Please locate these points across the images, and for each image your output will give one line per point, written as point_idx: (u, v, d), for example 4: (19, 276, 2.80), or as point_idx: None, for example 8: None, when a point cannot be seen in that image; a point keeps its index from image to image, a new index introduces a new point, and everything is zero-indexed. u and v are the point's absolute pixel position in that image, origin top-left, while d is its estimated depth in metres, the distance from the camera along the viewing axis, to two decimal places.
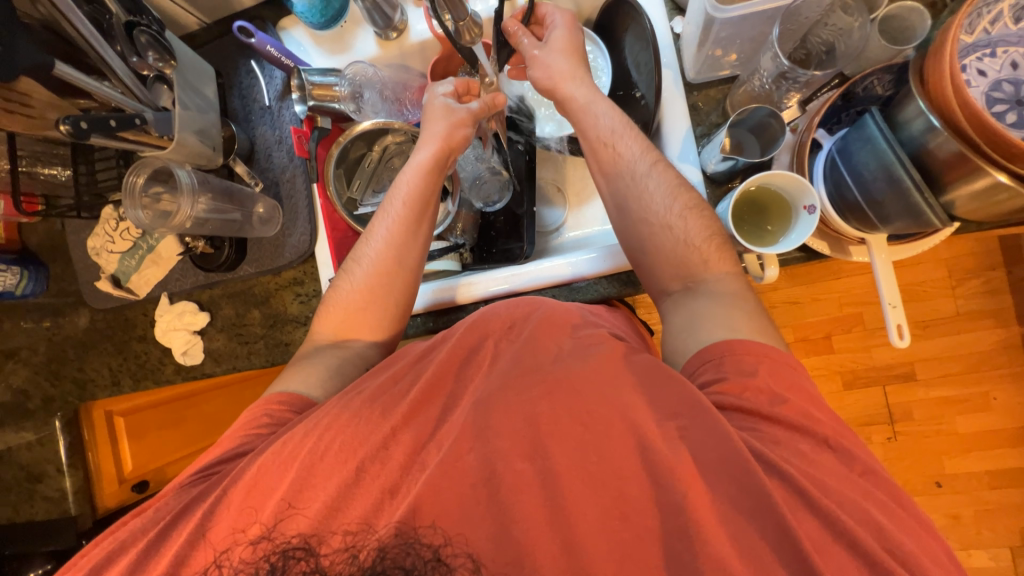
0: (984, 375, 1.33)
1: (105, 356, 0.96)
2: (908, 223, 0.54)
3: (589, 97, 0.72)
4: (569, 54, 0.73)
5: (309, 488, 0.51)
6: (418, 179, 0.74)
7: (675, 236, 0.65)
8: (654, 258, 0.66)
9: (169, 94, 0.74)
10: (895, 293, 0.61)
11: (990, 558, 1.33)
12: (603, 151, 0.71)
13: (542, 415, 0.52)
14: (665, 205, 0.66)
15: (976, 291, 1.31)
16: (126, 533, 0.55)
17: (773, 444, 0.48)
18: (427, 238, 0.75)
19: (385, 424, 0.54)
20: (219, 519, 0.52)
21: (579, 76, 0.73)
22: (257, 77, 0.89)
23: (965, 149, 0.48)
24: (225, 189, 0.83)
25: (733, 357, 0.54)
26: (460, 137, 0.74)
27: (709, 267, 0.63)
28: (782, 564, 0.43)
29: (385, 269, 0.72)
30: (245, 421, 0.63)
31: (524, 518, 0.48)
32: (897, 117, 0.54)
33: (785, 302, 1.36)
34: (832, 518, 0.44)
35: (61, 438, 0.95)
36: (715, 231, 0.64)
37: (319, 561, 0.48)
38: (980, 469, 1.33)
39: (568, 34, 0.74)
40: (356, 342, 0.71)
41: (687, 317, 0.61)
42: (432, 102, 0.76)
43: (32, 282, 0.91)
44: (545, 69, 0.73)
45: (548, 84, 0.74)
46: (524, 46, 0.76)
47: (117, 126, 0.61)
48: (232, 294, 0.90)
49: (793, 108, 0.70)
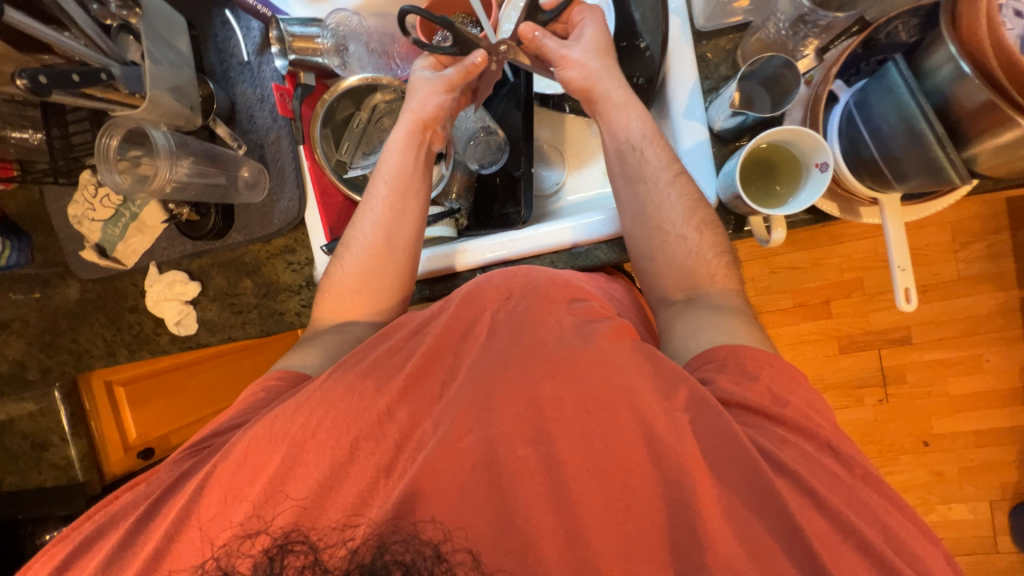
0: (980, 338, 1.33)
1: (98, 327, 0.95)
2: (925, 181, 0.51)
3: (626, 98, 0.70)
4: (602, 54, 0.70)
5: (303, 464, 0.51)
6: (400, 157, 0.74)
7: (688, 247, 0.66)
8: (662, 268, 0.67)
9: (137, 47, 0.68)
10: (904, 256, 0.58)
11: (970, 512, 1.39)
12: (629, 155, 0.69)
13: (546, 398, 0.52)
14: (682, 217, 0.66)
15: (979, 256, 1.29)
16: (121, 505, 0.56)
17: (782, 443, 0.49)
18: (419, 215, 0.74)
19: (380, 398, 0.54)
20: (207, 496, 0.52)
21: (616, 76, 0.70)
22: (233, 29, 0.82)
23: (995, 99, 0.44)
24: (207, 152, 0.80)
25: (736, 360, 0.55)
26: (433, 107, 0.72)
27: (714, 282, 0.64)
28: (781, 549, 0.44)
29: (375, 250, 0.71)
30: (243, 400, 0.62)
31: (526, 507, 0.48)
32: (924, 65, 0.50)
33: (785, 268, 1.34)
34: (818, 500, 0.46)
35: (63, 407, 0.96)
36: (725, 248, 0.65)
37: (319, 556, 0.46)
38: (969, 429, 1.37)
39: (601, 33, 0.70)
40: (355, 325, 0.71)
41: (689, 324, 0.62)
42: (413, 77, 0.75)
43: (16, 251, 0.88)
44: (582, 69, 0.69)
45: (582, 85, 0.70)
46: (551, 45, 0.69)
47: (80, 82, 0.57)
48: (222, 263, 0.88)
49: (810, 56, 0.66)
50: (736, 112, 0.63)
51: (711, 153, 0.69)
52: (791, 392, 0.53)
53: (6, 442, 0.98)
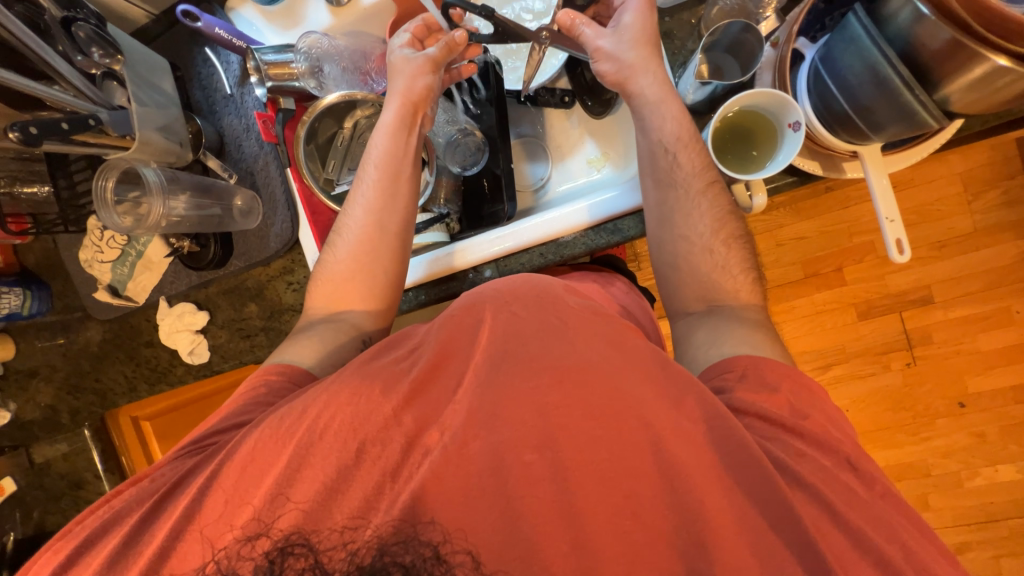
0: (1007, 289, 1.28)
1: (118, 364, 0.99)
2: (902, 127, 0.50)
3: (662, 95, 0.65)
4: (640, 45, 0.65)
5: (308, 467, 0.52)
6: (389, 140, 0.73)
7: (714, 261, 0.63)
8: (683, 278, 0.65)
9: (122, 91, 0.72)
10: (892, 207, 0.57)
11: (1016, 472, 1.32)
12: (662, 157, 0.64)
13: (553, 405, 0.52)
14: (711, 228, 0.63)
15: (993, 204, 1.25)
16: (125, 501, 0.58)
17: (800, 458, 0.49)
18: (408, 199, 0.74)
19: (387, 403, 0.53)
20: (207, 505, 0.53)
21: (652, 70, 0.65)
22: (214, 65, 0.86)
23: (958, 34, 0.43)
24: (200, 184, 0.83)
25: (757, 371, 0.55)
26: (420, 88, 0.73)
27: (737, 297, 0.63)
28: (786, 545, 0.45)
29: (366, 235, 0.73)
30: (245, 388, 0.65)
31: (533, 514, 0.48)
32: (881, 12, 0.50)
33: (791, 239, 1.32)
34: (820, 498, 0.47)
35: (93, 445, 1.01)
36: (750, 265, 0.64)
37: (318, 559, 0.48)
38: (1006, 385, 1.31)
39: (643, 22, 0.65)
40: (348, 313, 0.72)
41: (708, 333, 0.61)
42: (392, 58, 0.74)
43: (37, 301, 0.94)
44: (616, 63, 0.66)
45: (616, 79, 0.67)
46: (589, 39, 0.67)
47: (69, 129, 0.60)
48: (227, 290, 0.91)
49: (772, 18, 0.66)
50: (704, 82, 0.64)
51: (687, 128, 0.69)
52: (812, 407, 0.53)
53: (44, 482, 1.03)
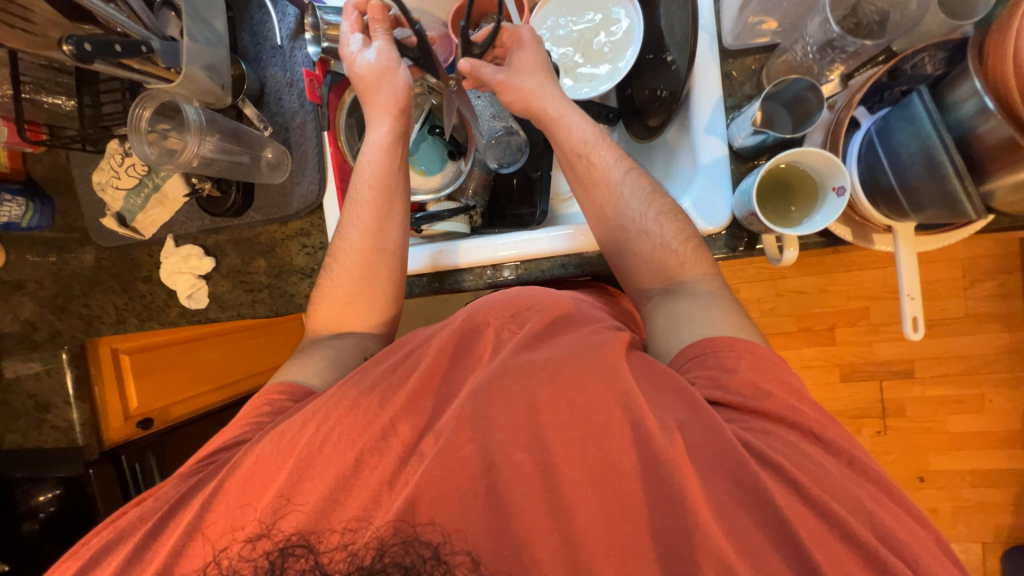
0: (982, 377, 1.33)
1: (110, 294, 0.96)
2: (942, 212, 0.51)
3: (562, 109, 0.73)
4: (534, 71, 0.75)
5: (308, 479, 0.51)
6: (381, 157, 0.74)
7: (652, 240, 0.67)
8: (632, 264, 0.68)
9: (176, 22, 0.71)
10: (915, 285, 0.59)
11: (962, 552, 1.38)
12: (578, 162, 0.72)
13: (542, 405, 0.52)
14: (641, 210, 0.68)
15: (987, 294, 1.29)
16: (128, 521, 0.56)
17: (764, 436, 0.50)
18: (403, 214, 0.75)
19: (383, 414, 0.54)
20: (215, 511, 0.53)
21: (550, 92, 0.74)
22: (268, 13, 0.84)
23: (1017, 134, 0.45)
24: (233, 131, 0.81)
25: (715, 354, 0.55)
26: (404, 93, 0.74)
27: (685, 268, 0.64)
28: (784, 561, 0.44)
29: (365, 255, 0.72)
30: (246, 411, 0.64)
31: (522, 510, 0.49)
32: (949, 98, 0.51)
33: (791, 291, 1.34)
34: (834, 517, 0.45)
35: (68, 370, 0.96)
36: (690, 234, 0.66)
37: (318, 559, 0.49)
38: (965, 468, 1.36)
39: (532, 53, 0.75)
40: (352, 334, 0.72)
41: (669, 317, 0.62)
42: (357, 71, 0.73)
43: (37, 215, 0.91)
44: (517, 90, 0.74)
45: (523, 105, 0.75)
46: (485, 72, 0.74)
47: (121, 52, 0.58)
48: (237, 241, 0.89)
49: (833, 82, 0.67)
50: (758, 130, 0.64)
51: (727, 169, 0.69)
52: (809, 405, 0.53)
53: (10, 400, 0.98)
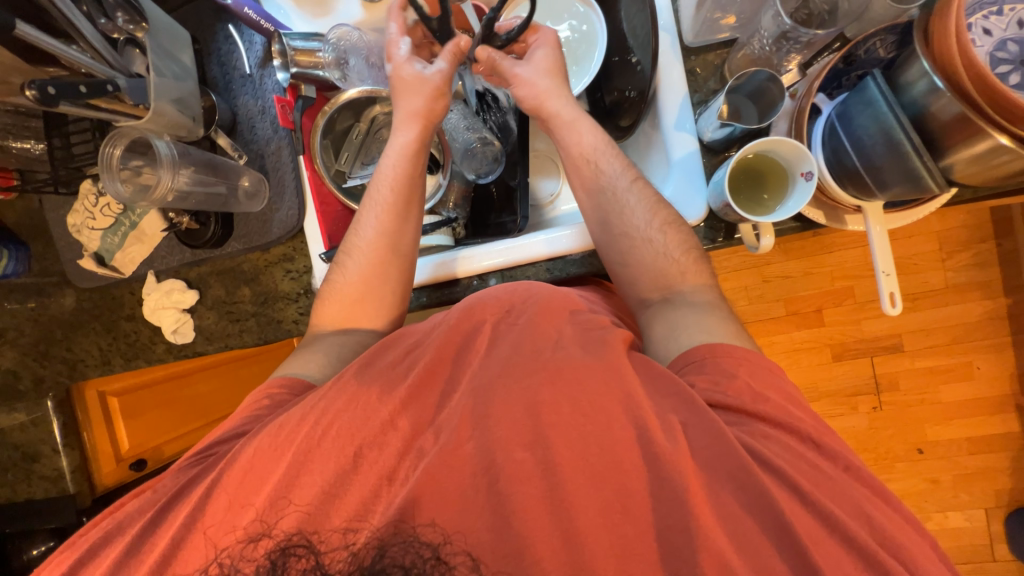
0: (969, 346, 1.35)
1: (94, 336, 0.94)
2: (906, 189, 0.53)
3: (575, 114, 0.74)
4: (551, 73, 0.75)
5: (308, 471, 0.51)
6: (404, 163, 0.74)
7: (655, 249, 0.67)
8: (635, 272, 0.68)
9: (142, 59, 0.70)
10: (889, 261, 0.60)
11: (965, 520, 1.39)
12: (585, 167, 0.73)
13: (544, 403, 0.52)
14: (645, 220, 0.68)
15: (965, 264, 1.32)
16: (127, 512, 0.56)
17: (766, 440, 0.50)
18: (416, 221, 0.75)
19: (383, 408, 0.54)
20: (212, 503, 0.52)
21: (564, 95, 0.74)
22: (235, 43, 0.85)
23: (967, 109, 0.47)
24: (208, 161, 0.81)
25: (714, 360, 0.56)
26: (440, 110, 0.74)
27: (686, 279, 0.65)
28: (780, 557, 0.45)
29: (378, 256, 0.72)
30: (247, 403, 0.63)
31: (522, 507, 0.48)
32: (900, 79, 0.53)
33: (778, 276, 1.36)
34: (830, 518, 0.46)
35: (55, 418, 0.94)
36: (691, 245, 0.67)
37: (319, 558, 0.48)
38: (960, 436, 1.38)
39: (552, 54, 0.75)
40: (356, 331, 0.71)
41: (666, 325, 0.63)
42: (401, 73, 0.73)
43: (14, 261, 0.89)
44: (531, 87, 0.74)
45: (533, 103, 0.75)
46: (503, 65, 0.75)
47: (86, 92, 0.58)
48: (220, 271, 0.88)
49: (793, 71, 0.69)
50: (724, 124, 0.66)
51: (700, 163, 0.71)
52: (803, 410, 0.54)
53: None
